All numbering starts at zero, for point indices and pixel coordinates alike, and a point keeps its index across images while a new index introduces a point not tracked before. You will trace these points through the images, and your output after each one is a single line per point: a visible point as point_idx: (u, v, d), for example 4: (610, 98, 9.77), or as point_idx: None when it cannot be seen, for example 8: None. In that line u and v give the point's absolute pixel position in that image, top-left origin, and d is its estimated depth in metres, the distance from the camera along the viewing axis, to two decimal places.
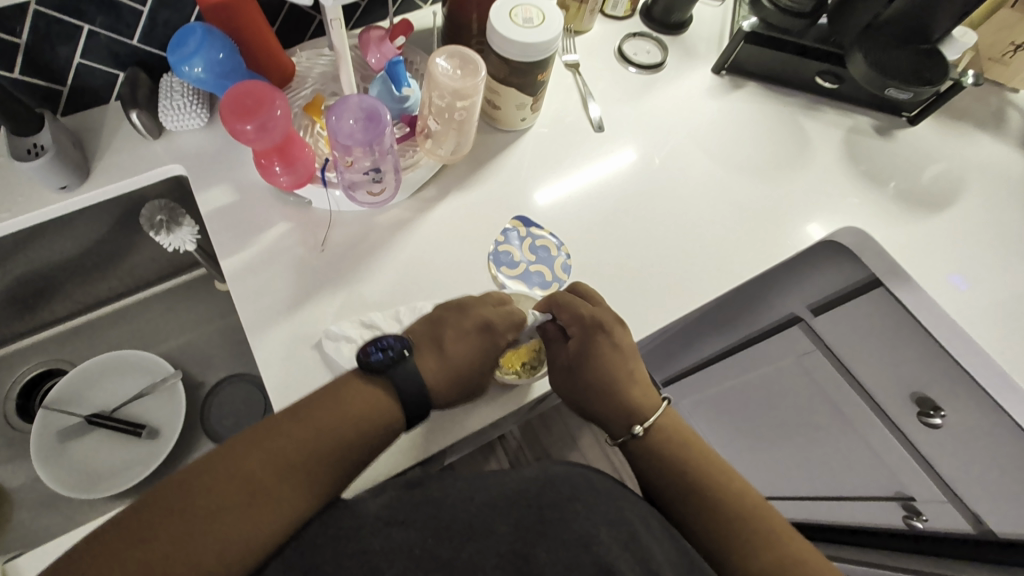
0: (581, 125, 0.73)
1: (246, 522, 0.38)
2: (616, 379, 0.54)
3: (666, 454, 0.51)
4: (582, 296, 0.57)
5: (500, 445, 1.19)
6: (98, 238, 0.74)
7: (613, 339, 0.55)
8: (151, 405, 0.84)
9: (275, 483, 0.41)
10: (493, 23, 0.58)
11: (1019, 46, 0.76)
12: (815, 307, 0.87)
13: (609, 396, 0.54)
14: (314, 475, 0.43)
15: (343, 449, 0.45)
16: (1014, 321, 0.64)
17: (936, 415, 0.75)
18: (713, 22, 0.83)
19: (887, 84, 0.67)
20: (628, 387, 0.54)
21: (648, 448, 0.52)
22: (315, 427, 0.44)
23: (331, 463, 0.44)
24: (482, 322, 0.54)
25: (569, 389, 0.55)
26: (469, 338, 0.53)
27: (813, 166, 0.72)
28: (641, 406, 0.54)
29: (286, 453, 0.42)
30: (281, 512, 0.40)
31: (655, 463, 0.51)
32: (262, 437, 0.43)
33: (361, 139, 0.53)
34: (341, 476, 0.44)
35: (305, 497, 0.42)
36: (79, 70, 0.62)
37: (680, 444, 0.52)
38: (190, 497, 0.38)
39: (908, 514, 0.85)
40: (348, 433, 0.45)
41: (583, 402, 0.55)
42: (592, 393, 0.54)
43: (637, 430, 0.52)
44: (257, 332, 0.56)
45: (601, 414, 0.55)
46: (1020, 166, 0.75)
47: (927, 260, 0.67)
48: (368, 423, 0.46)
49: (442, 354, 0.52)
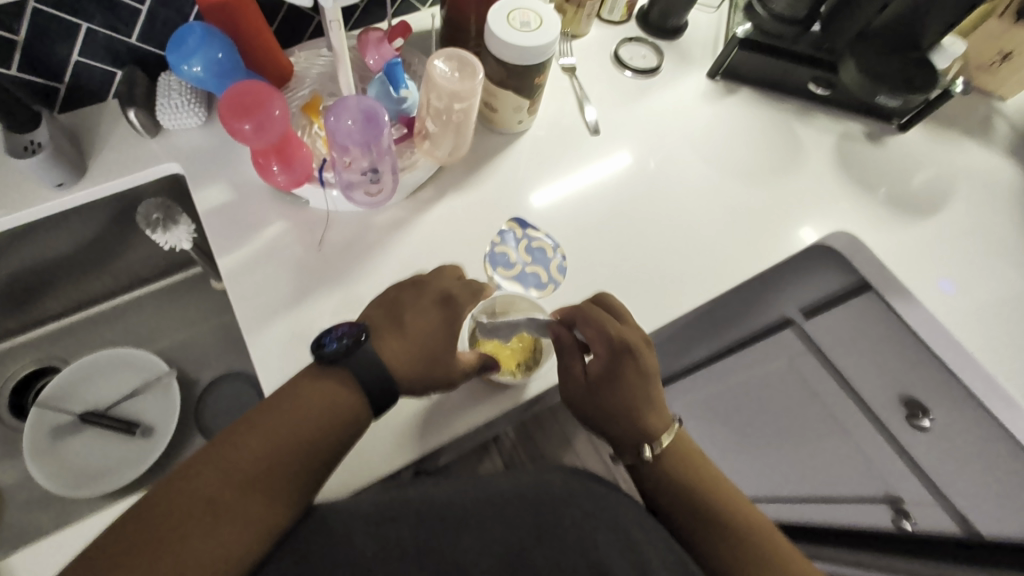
0: (577, 128, 0.74)
1: (217, 545, 0.37)
2: (635, 404, 0.53)
3: (676, 474, 0.51)
4: (607, 309, 0.55)
5: (495, 446, 1.20)
6: (94, 236, 0.74)
7: (638, 362, 0.53)
8: (144, 404, 0.84)
9: (241, 499, 0.39)
10: (491, 26, 0.58)
11: (1006, 55, 0.77)
12: (807, 310, 0.88)
13: (627, 420, 0.52)
14: (279, 483, 0.41)
15: (306, 452, 0.43)
16: (999, 327, 0.66)
17: (924, 416, 0.79)
18: (708, 28, 0.83)
19: (878, 91, 0.68)
20: (646, 412, 0.53)
21: (659, 468, 0.52)
22: (272, 435, 0.43)
23: (297, 468, 0.43)
24: (442, 295, 0.52)
25: (583, 405, 0.53)
26: (429, 314, 0.51)
27: (806, 172, 0.73)
28: (655, 430, 0.53)
29: (245, 466, 0.41)
30: (253, 527, 0.38)
31: (663, 482, 0.51)
32: (216, 456, 0.41)
33: (359, 139, 0.54)
34: (311, 479, 0.43)
35: (276, 508, 0.40)
36: (76, 68, 0.62)
37: (690, 464, 0.52)
38: (149, 530, 0.36)
39: (897, 515, 0.85)
40: (332, 427, 0.44)
41: (595, 419, 0.53)
42: (607, 413, 0.52)
43: (648, 451, 0.52)
44: (254, 330, 0.56)
45: (613, 433, 0.53)
46: (1006, 174, 0.76)
47: (917, 266, 0.68)
48: (328, 422, 0.44)
49: (403, 334, 0.50)
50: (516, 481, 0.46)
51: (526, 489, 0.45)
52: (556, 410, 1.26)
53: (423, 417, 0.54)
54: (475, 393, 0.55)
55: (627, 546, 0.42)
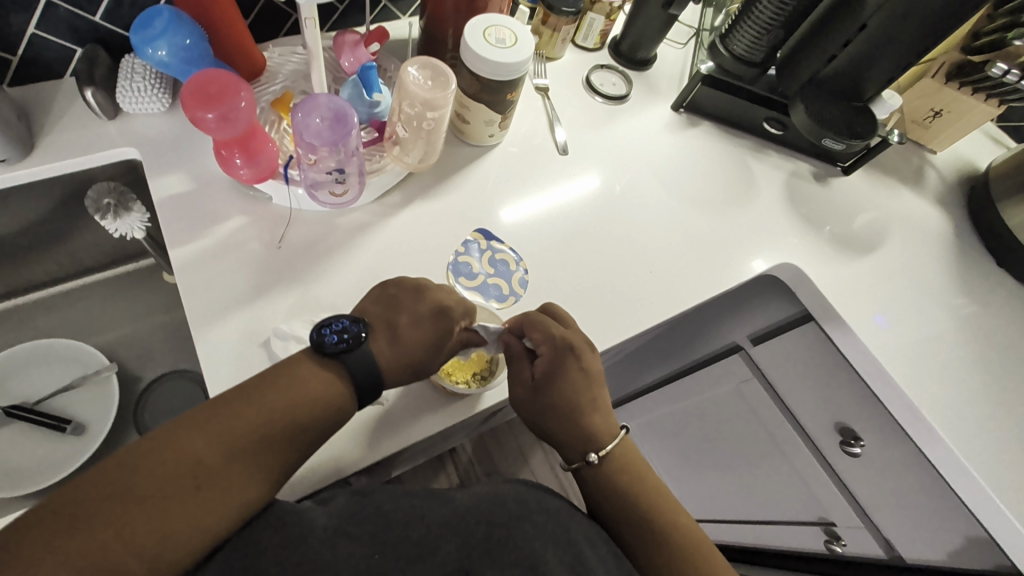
0: (546, 147, 0.76)
1: (193, 510, 0.37)
2: (579, 405, 0.54)
3: (619, 484, 0.52)
4: (554, 318, 0.57)
5: (450, 460, 1.19)
6: (36, 218, 0.70)
7: (581, 363, 0.54)
8: (79, 400, 0.79)
9: (226, 468, 0.39)
10: (467, 40, 0.60)
11: (938, 113, 0.84)
12: (755, 337, 0.91)
13: (571, 421, 0.53)
14: (264, 457, 0.42)
15: (297, 431, 0.44)
16: (925, 361, 0.71)
17: (855, 444, 0.81)
18: (675, 62, 0.88)
19: (824, 134, 0.72)
20: (590, 413, 0.54)
21: (601, 476, 0.52)
22: (268, 408, 0.43)
23: (284, 445, 0.43)
24: (437, 307, 0.52)
25: (530, 409, 0.54)
26: (424, 325, 0.51)
27: (759, 206, 0.77)
28: (600, 432, 0.54)
29: (237, 435, 0.41)
30: (231, 499, 0.39)
31: (607, 490, 0.52)
32: (211, 419, 0.41)
33: (326, 138, 0.54)
34: (292, 462, 0.44)
35: (258, 483, 0.40)
36: (33, 42, 0.59)
37: (634, 474, 0.53)
38: (132, 482, 0.37)
39: (828, 539, 0.90)
40: (302, 416, 0.44)
41: (543, 423, 0.54)
42: (555, 416, 0.53)
43: (592, 457, 0.52)
44: (204, 325, 0.54)
45: (560, 438, 0.54)
46: (935, 221, 0.83)
47: (855, 300, 0.73)
48: (322, 406, 0.45)
49: (395, 341, 0.50)
50: (471, 496, 0.45)
51: (480, 503, 0.44)
52: (512, 425, 1.27)
53: (376, 425, 0.53)
54: (429, 401, 0.55)
55: (574, 559, 0.42)
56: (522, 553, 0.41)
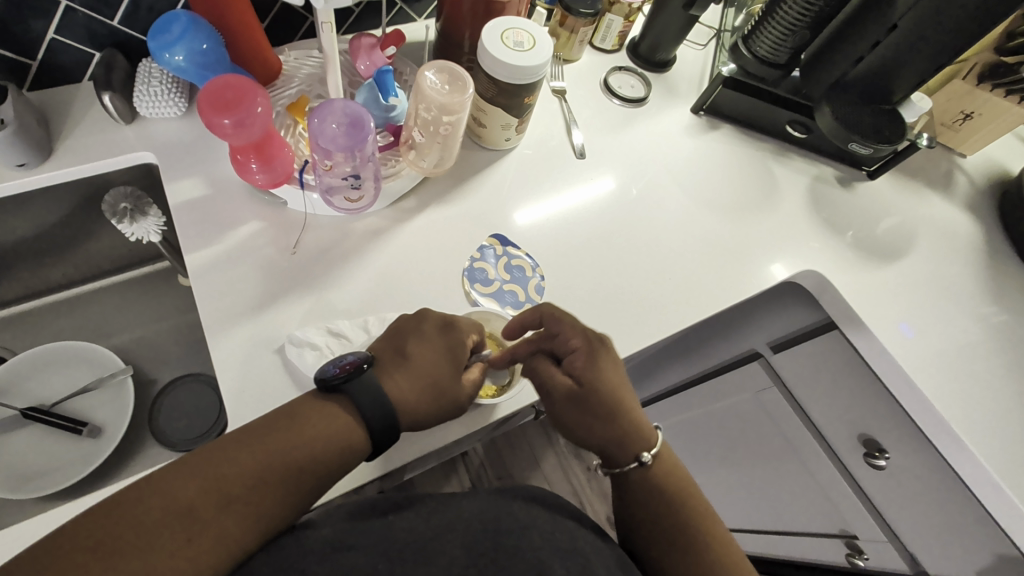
0: (564, 150, 0.74)
1: (177, 559, 0.34)
2: (619, 404, 0.51)
3: (664, 488, 0.50)
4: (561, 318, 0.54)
5: (463, 463, 1.18)
6: (57, 221, 0.71)
7: (611, 358, 0.53)
8: (93, 402, 0.79)
9: (217, 514, 0.36)
10: (485, 43, 0.58)
11: (968, 115, 0.81)
12: (775, 344, 0.89)
13: (618, 419, 0.50)
14: (258, 503, 0.38)
15: (296, 475, 0.40)
16: (953, 375, 0.68)
17: (880, 457, 0.79)
18: (695, 63, 0.86)
19: (851, 138, 0.69)
20: (632, 409, 0.52)
21: (650, 480, 0.50)
22: (264, 452, 0.40)
23: (280, 490, 0.39)
24: (442, 322, 0.51)
25: (575, 412, 0.50)
26: (433, 342, 0.49)
27: (782, 213, 0.75)
28: (643, 431, 0.51)
29: (232, 479, 0.38)
30: (219, 545, 0.36)
31: (650, 495, 0.50)
32: (207, 461, 0.38)
33: (343, 143, 0.53)
34: (293, 505, 0.40)
35: (250, 529, 0.37)
36: (52, 46, 0.59)
37: (677, 480, 0.51)
38: (113, 531, 0.34)
39: (851, 552, 0.88)
40: (301, 456, 0.41)
41: (587, 427, 0.50)
42: (602, 415, 0.50)
43: (646, 457, 0.50)
44: (218, 331, 0.54)
45: (605, 441, 0.50)
46: (963, 226, 0.80)
47: (883, 309, 0.71)
48: (324, 445, 0.41)
49: (408, 364, 0.47)
50: (477, 504, 0.44)
51: (486, 509, 0.43)
52: (526, 429, 1.26)
53: None
54: None
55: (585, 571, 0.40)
56: (528, 563, 0.39)
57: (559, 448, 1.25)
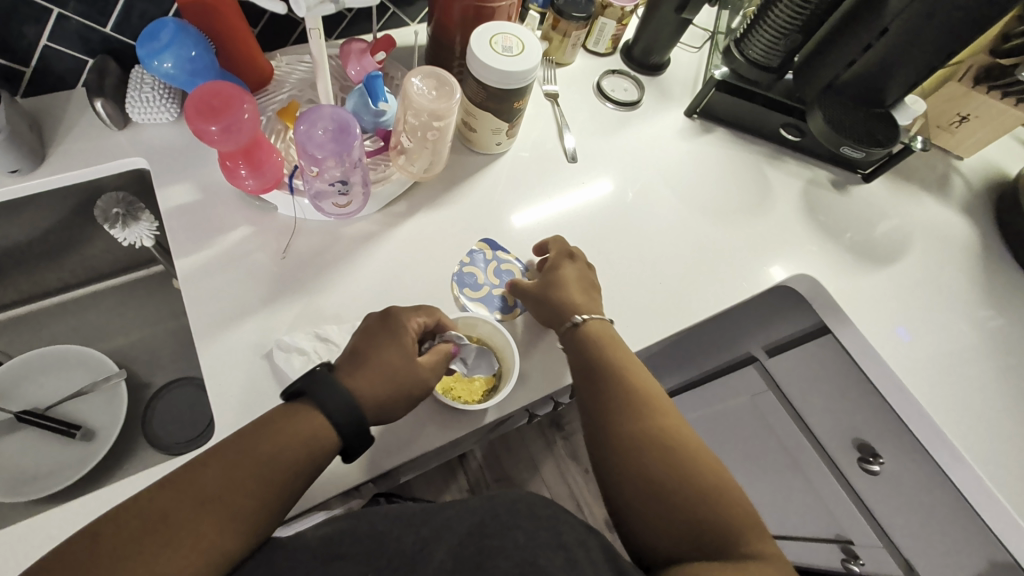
0: (556, 154, 0.74)
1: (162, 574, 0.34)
2: (566, 292, 0.57)
3: (591, 346, 0.53)
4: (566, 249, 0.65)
5: (461, 467, 1.19)
6: (51, 226, 0.71)
7: (579, 265, 0.60)
8: (88, 405, 0.79)
9: (198, 525, 0.37)
10: (474, 49, 0.59)
11: (964, 117, 0.80)
12: (770, 348, 0.90)
13: (561, 292, 0.57)
14: (239, 510, 0.38)
15: (275, 479, 0.40)
16: (947, 379, 0.68)
17: (874, 462, 0.79)
18: (689, 66, 0.86)
19: (843, 142, 0.69)
20: (581, 291, 0.58)
21: (579, 336, 0.54)
22: (240, 461, 0.40)
23: (261, 496, 0.39)
24: (380, 314, 0.50)
25: (533, 297, 0.58)
26: (375, 333, 0.49)
27: (775, 216, 0.75)
28: (583, 305, 0.56)
29: (209, 490, 0.38)
30: (204, 556, 0.36)
31: (582, 353, 0.53)
32: (184, 477, 0.38)
33: (332, 149, 0.54)
34: (276, 508, 0.40)
35: (234, 536, 0.37)
36: (45, 53, 0.60)
37: (609, 345, 0.53)
38: (98, 553, 0.34)
39: (845, 557, 0.85)
40: (278, 461, 0.40)
41: (538, 300, 0.58)
42: (551, 289, 0.57)
43: (577, 317, 0.55)
44: (207, 336, 0.54)
45: (553, 300, 0.57)
46: (960, 230, 0.80)
47: (878, 314, 0.70)
48: (298, 447, 0.41)
49: (356, 359, 0.47)
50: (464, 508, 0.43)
51: (474, 513, 0.42)
52: (523, 432, 1.26)
53: (379, 437, 0.52)
54: (431, 414, 0.54)
55: None
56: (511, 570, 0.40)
57: (557, 452, 1.25)
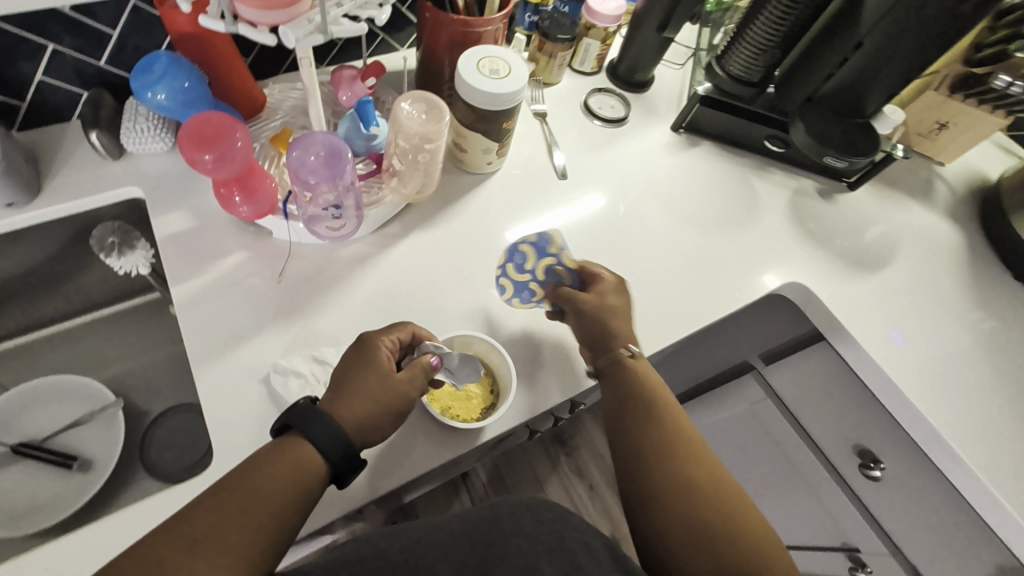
0: (547, 172, 0.76)
1: None
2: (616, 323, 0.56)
3: (641, 381, 0.53)
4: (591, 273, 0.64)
5: (464, 486, 1.18)
6: (47, 257, 0.72)
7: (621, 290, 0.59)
8: (85, 435, 0.80)
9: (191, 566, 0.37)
10: (461, 72, 0.60)
11: (943, 125, 0.82)
12: (766, 356, 0.90)
13: (612, 323, 0.56)
14: (232, 547, 0.38)
15: (266, 514, 0.40)
16: (941, 383, 0.68)
17: (876, 467, 0.79)
18: (673, 82, 0.88)
19: (825, 152, 0.70)
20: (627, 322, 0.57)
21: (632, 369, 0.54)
22: (228, 501, 0.40)
23: (253, 531, 0.40)
24: (353, 341, 0.52)
25: (580, 320, 0.57)
26: (349, 360, 0.50)
27: (764, 227, 0.76)
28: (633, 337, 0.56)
29: (200, 532, 0.38)
30: None
31: (631, 388, 0.53)
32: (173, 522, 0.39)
33: (324, 173, 0.55)
34: (270, 542, 0.40)
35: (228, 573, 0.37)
36: (40, 88, 0.61)
37: (655, 386, 0.53)
38: None
39: (853, 567, 0.85)
40: (267, 496, 0.41)
41: (586, 326, 0.57)
42: (602, 316, 0.56)
43: (634, 348, 0.55)
44: (203, 362, 0.55)
45: (605, 328, 0.56)
46: (946, 234, 0.81)
47: (869, 319, 0.71)
48: (286, 480, 0.42)
49: (335, 387, 0.48)
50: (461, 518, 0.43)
51: (473, 522, 0.42)
52: (525, 449, 1.25)
53: (376, 459, 0.52)
54: (429, 434, 0.54)
55: None
56: None
57: (559, 468, 1.25)
